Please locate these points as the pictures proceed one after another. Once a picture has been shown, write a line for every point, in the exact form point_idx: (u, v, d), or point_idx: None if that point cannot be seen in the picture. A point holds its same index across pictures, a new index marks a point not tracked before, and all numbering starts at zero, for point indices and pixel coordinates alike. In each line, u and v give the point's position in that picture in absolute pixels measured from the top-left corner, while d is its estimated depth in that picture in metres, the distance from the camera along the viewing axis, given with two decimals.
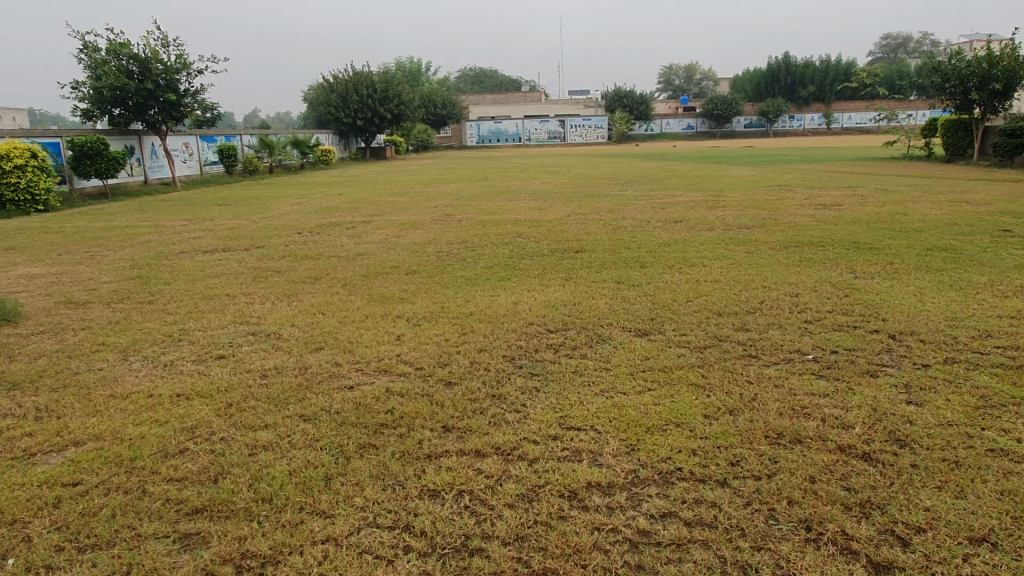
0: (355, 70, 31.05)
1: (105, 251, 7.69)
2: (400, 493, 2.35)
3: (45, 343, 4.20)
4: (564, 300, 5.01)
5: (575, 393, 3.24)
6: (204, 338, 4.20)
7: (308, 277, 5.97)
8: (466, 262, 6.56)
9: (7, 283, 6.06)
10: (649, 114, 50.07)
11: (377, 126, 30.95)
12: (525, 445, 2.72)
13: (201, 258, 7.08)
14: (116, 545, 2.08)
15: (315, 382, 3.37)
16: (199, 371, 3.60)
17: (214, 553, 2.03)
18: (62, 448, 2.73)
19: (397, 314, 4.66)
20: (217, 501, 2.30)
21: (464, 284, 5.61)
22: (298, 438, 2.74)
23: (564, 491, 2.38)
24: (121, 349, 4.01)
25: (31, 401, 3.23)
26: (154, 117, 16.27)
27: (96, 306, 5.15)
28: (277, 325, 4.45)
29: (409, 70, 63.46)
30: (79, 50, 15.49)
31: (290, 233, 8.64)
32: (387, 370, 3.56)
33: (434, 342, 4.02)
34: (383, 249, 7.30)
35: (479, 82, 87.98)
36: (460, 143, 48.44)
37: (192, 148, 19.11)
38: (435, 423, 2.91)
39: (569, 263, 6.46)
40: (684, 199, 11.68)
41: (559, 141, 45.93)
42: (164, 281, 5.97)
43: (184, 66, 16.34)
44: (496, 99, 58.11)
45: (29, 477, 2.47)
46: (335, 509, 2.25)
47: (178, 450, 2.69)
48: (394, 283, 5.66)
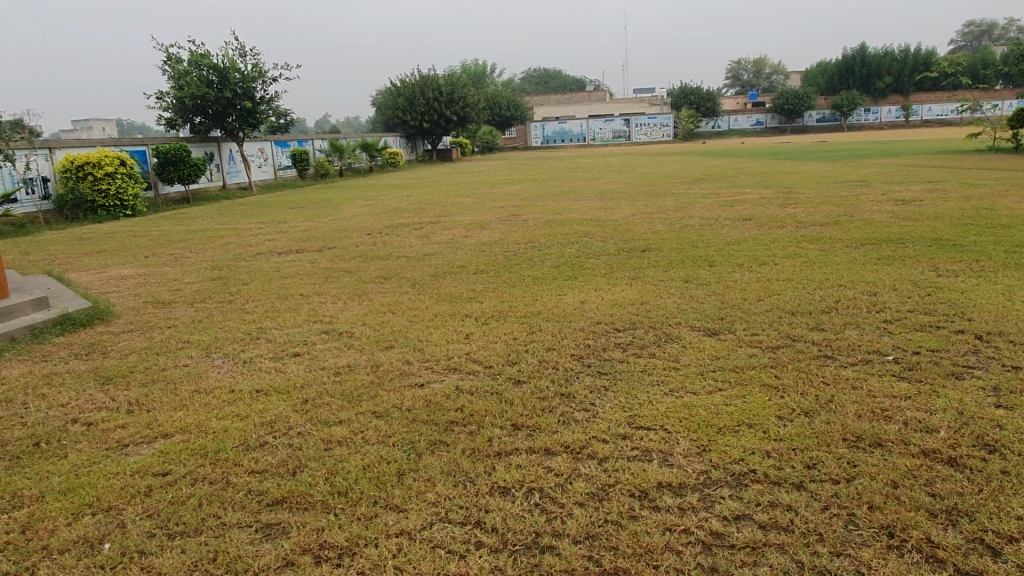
0: (421, 73, 31.53)
1: (188, 253, 8.03)
2: (472, 490, 2.39)
3: (135, 340, 4.42)
4: (631, 299, 4.97)
5: (644, 392, 3.21)
6: (281, 337, 4.34)
7: (378, 277, 6.10)
8: (533, 261, 6.58)
9: (99, 283, 6.40)
10: (717, 110, 49.05)
11: (443, 128, 31.36)
12: (594, 444, 2.71)
13: (276, 260, 7.31)
14: (203, 533, 2.17)
15: (386, 380, 3.44)
16: (276, 368, 3.73)
17: (293, 543, 2.10)
18: (152, 439, 2.88)
19: (465, 313, 4.71)
20: (296, 493, 2.39)
21: (531, 284, 5.63)
22: (371, 434, 2.81)
23: (635, 490, 2.36)
24: (204, 346, 4.19)
25: (124, 395, 3.41)
26: (232, 124, 16.89)
27: (180, 305, 5.39)
28: (349, 324, 4.56)
29: (472, 73, 64.41)
30: (163, 62, 16.26)
31: (360, 234, 8.84)
32: (456, 368, 3.61)
33: (502, 341, 4.05)
34: (451, 249, 7.38)
35: (543, 82, 87.92)
36: (524, 144, 48.55)
37: (266, 153, 19.79)
38: (505, 421, 2.93)
39: (637, 262, 6.40)
40: (753, 196, 11.42)
41: (624, 140, 45.48)
42: (242, 282, 6.20)
43: (259, 74, 16.89)
44: (561, 98, 58.00)
45: (122, 467, 2.62)
46: (408, 504, 2.30)
47: (258, 443, 2.79)
48: (462, 283, 5.72)
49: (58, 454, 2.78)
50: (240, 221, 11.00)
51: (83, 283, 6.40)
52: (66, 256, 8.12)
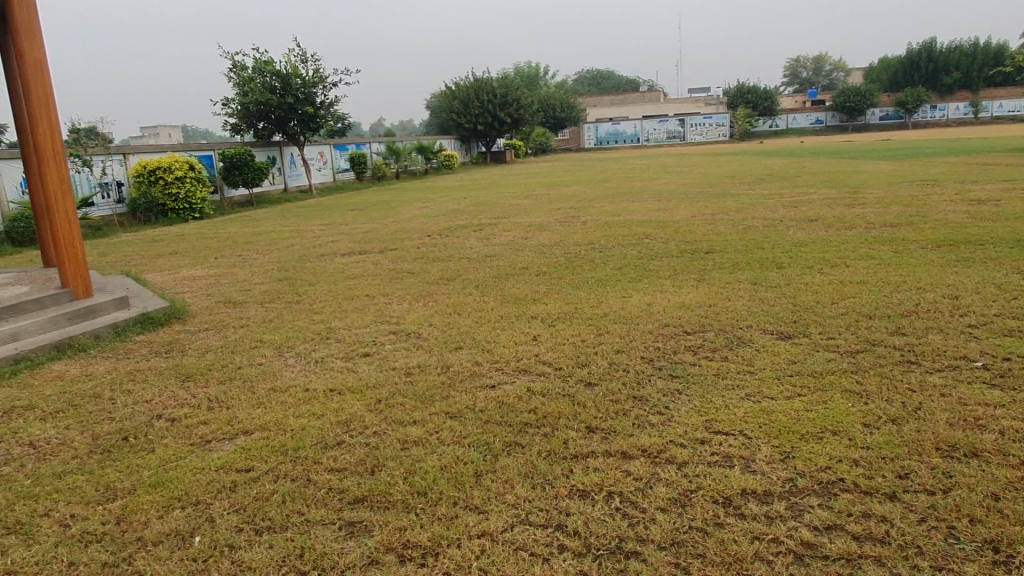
0: (476, 76, 31.72)
1: (254, 254, 8.24)
2: (551, 493, 2.36)
3: (211, 339, 4.55)
4: (699, 301, 4.90)
5: (720, 396, 3.14)
6: (350, 337, 4.40)
7: (442, 278, 6.14)
8: (595, 263, 6.54)
9: (173, 283, 6.62)
10: (775, 109, 47.96)
11: (497, 129, 31.52)
12: (672, 448, 2.66)
13: (340, 261, 7.44)
14: (289, 529, 2.21)
15: (457, 380, 3.45)
16: (348, 368, 3.78)
17: (377, 542, 2.12)
18: (233, 436, 2.95)
19: (531, 315, 4.71)
20: (376, 492, 2.41)
21: (595, 285, 5.59)
22: (446, 435, 2.81)
23: (718, 497, 2.31)
24: (277, 345, 4.28)
25: (204, 392, 3.50)
26: (293, 128, 17.28)
27: (251, 305, 5.53)
28: (416, 324, 4.60)
29: (526, 74, 64.71)
30: (228, 69, 16.76)
31: (421, 236, 8.94)
32: (526, 369, 3.60)
33: (571, 343, 4.02)
34: (512, 250, 7.40)
35: (596, 82, 87.48)
36: (577, 145, 48.38)
37: (326, 156, 20.21)
38: (579, 423, 2.91)
39: (701, 263, 6.29)
40: (817, 195, 11.15)
41: (679, 140, 44.91)
42: (309, 282, 6.32)
43: (320, 79, 17.23)
44: (614, 98, 57.60)
45: (207, 462, 2.68)
46: (488, 505, 2.30)
47: (336, 442, 2.83)
48: (525, 284, 5.71)
49: (146, 448, 2.87)
50: (303, 223, 11.26)
51: (158, 283, 6.63)
52: (141, 257, 8.42)
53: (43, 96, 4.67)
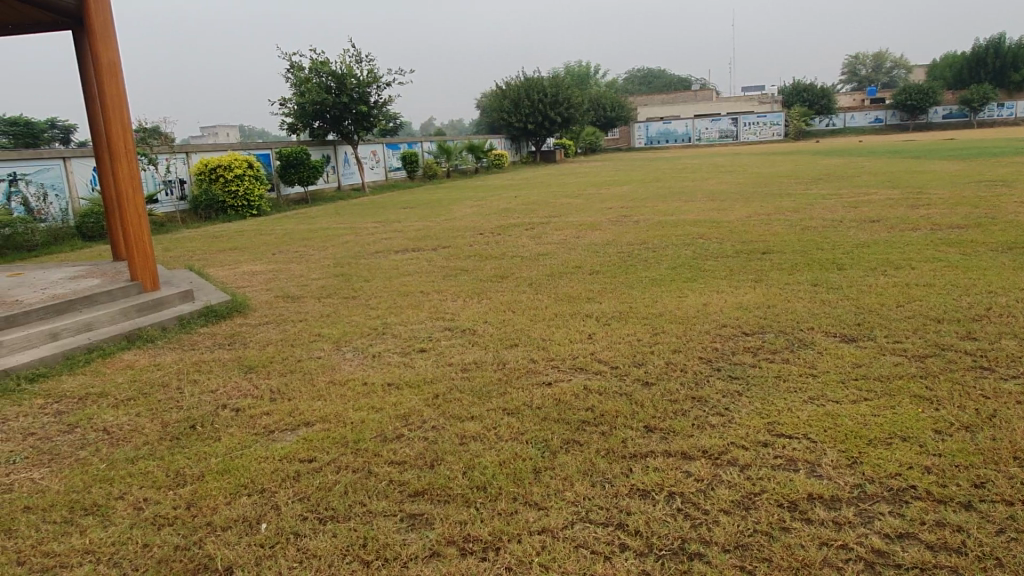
0: (527, 76, 31.74)
1: (311, 251, 8.40)
2: (610, 491, 2.35)
3: (271, 332, 4.65)
4: (757, 302, 4.80)
5: (782, 399, 3.07)
6: (406, 332, 4.45)
7: (495, 276, 6.16)
8: (649, 262, 6.48)
9: (234, 278, 6.80)
10: (833, 107, 46.72)
11: (547, 129, 31.44)
12: (734, 450, 2.61)
13: (394, 257, 7.52)
14: (352, 519, 2.24)
15: (514, 377, 3.46)
16: (405, 363, 3.82)
17: (439, 535, 2.13)
18: (295, 427, 3.01)
19: (585, 313, 4.68)
20: (436, 485, 2.42)
21: (649, 285, 5.53)
22: (503, 431, 2.82)
23: (784, 500, 2.25)
24: (335, 340, 4.36)
25: (266, 383, 3.59)
26: (348, 128, 17.57)
27: (308, 300, 5.64)
28: (471, 321, 4.63)
29: (576, 74, 64.56)
30: (286, 70, 17.14)
31: (473, 234, 8.98)
32: (582, 367, 3.59)
33: (627, 342, 4.00)
34: (564, 249, 7.38)
35: (647, 81, 86.65)
36: (627, 144, 47.99)
37: (379, 155, 20.48)
38: (637, 423, 2.88)
39: (759, 264, 6.16)
40: (879, 196, 10.82)
41: (732, 140, 44.11)
42: (364, 278, 6.41)
43: (374, 79, 17.48)
44: (665, 98, 56.95)
45: (271, 452, 2.75)
46: (548, 502, 2.29)
47: (395, 435, 2.86)
48: (579, 283, 5.69)
49: (213, 436, 2.95)
50: (356, 221, 11.44)
51: (220, 277, 6.82)
52: (203, 252, 8.67)
53: (114, 95, 4.84)
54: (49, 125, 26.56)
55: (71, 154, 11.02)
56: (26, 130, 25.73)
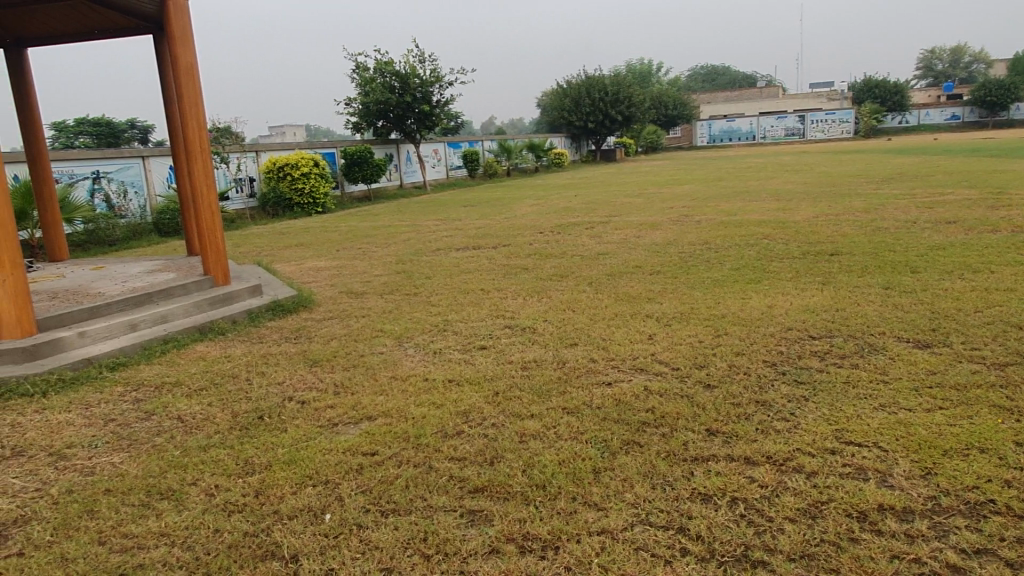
0: (588, 75, 31.60)
1: (374, 248, 8.56)
2: (671, 494, 2.32)
3: (335, 327, 4.77)
4: (825, 305, 4.67)
5: (851, 405, 2.98)
6: (466, 330, 4.49)
7: (554, 274, 6.16)
8: (711, 263, 6.37)
9: (300, 274, 6.98)
10: (906, 104, 44.97)
11: (608, 128, 31.21)
12: (799, 456, 2.55)
13: (454, 255, 7.60)
14: (412, 513, 2.28)
15: (573, 376, 3.45)
16: (465, 360, 3.85)
17: (499, 531, 2.15)
18: (358, 420, 3.08)
19: (646, 313, 4.64)
20: (495, 482, 2.44)
21: (711, 286, 5.43)
22: (563, 430, 2.82)
23: (852, 511, 2.19)
24: (397, 336, 4.43)
25: (330, 377, 3.68)
26: (410, 127, 17.83)
27: (371, 296, 5.75)
28: (530, 320, 4.64)
29: (638, 73, 64.00)
30: (352, 70, 17.51)
31: (533, 232, 8.99)
32: (642, 368, 3.55)
33: (688, 343, 3.94)
34: (625, 249, 7.31)
35: (711, 78, 85.15)
36: (689, 142, 47.25)
37: (440, 153, 20.71)
38: (698, 425, 2.84)
39: (827, 266, 5.98)
40: (955, 196, 10.38)
41: (799, 138, 42.91)
42: (426, 276, 6.50)
43: (437, 79, 17.68)
44: (729, 95, 55.82)
45: (335, 444, 2.81)
46: (607, 502, 2.28)
47: (456, 431, 2.89)
48: (639, 283, 5.63)
49: (280, 427, 3.04)
50: (418, 218, 11.59)
51: (286, 273, 7.02)
52: (270, 248, 8.94)
53: (192, 96, 5.03)
54: (129, 125, 27.73)
55: (149, 153, 11.51)
56: (108, 131, 27.01)
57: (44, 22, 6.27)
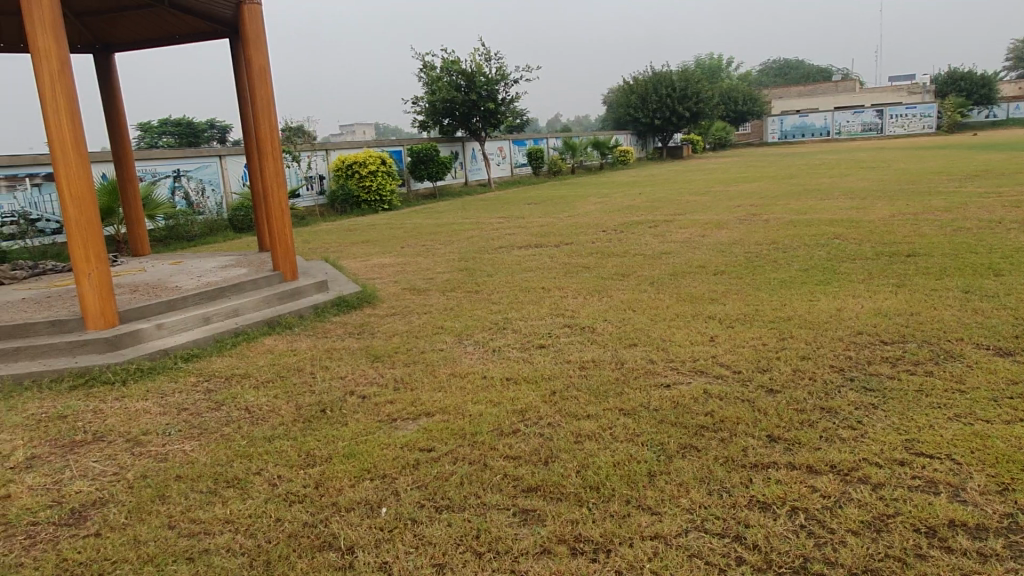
0: (655, 71, 31.13)
1: (438, 245, 8.67)
2: (728, 501, 2.27)
3: (398, 323, 4.85)
4: (899, 308, 4.48)
5: (923, 415, 2.85)
6: (526, 328, 4.50)
7: (616, 274, 6.11)
8: (779, 263, 6.19)
9: (366, 270, 7.13)
10: (994, 97, 42.65)
11: (675, 125, 30.66)
12: (865, 467, 2.46)
13: (516, 253, 7.62)
14: (466, 510, 2.30)
15: (632, 377, 3.42)
16: (524, 359, 3.86)
17: (550, 532, 2.15)
18: (416, 417, 3.12)
19: (709, 314, 4.56)
20: (549, 482, 2.44)
21: (778, 287, 5.28)
22: (619, 432, 2.80)
23: (920, 525, 2.10)
24: (457, 333, 4.48)
25: (391, 372, 3.75)
26: (476, 125, 17.97)
27: (433, 293, 5.82)
28: (590, 319, 4.62)
29: (707, 68, 62.81)
30: (420, 70, 17.78)
31: (596, 231, 8.93)
32: (702, 371, 3.49)
33: (751, 346, 3.85)
34: (689, 248, 7.18)
35: (784, 73, 82.78)
36: (760, 139, 46.06)
37: (505, 151, 20.81)
38: (759, 431, 2.77)
39: (902, 268, 5.74)
40: None
41: (877, 133, 41.23)
42: (488, 273, 6.54)
43: (502, 77, 17.77)
44: (803, 90, 54.05)
45: (393, 439, 2.86)
46: (662, 507, 2.25)
47: (512, 430, 2.90)
48: (702, 284, 5.53)
49: (341, 421, 3.11)
50: (481, 216, 11.66)
51: (353, 269, 7.18)
52: (338, 245, 9.15)
53: (265, 96, 5.18)
54: (208, 125, 28.69)
55: (226, 152, 11.95)
56: (188, 130, 28.09)
57: (129, 25, 6.58)
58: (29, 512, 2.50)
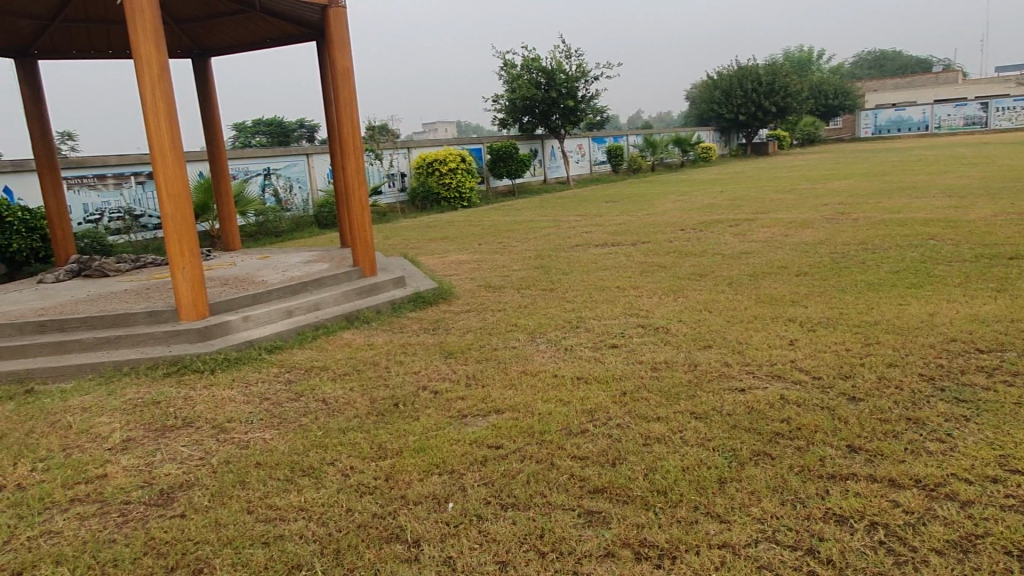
0: (741, 65, 30.25)
1: (514, 242, 8.71)
2: (802, 512, 2.19)
3: (471, 320, 4.91)
4: (998, 314, 4.21)
5: (1021, 430, 2.67)
6: (599, 327, 4.47)
7: (694, 273, 5.98)
8: (868, 265, 5.92)
9: (443, 266, 7.23)
10: None
11: (761, 120, 29.71)
12: (953, 483, 2.32)
13: (592, 251, 7.57)
14: (531, 509, 2.31)
15: (705, 380, 3.35)
16: (596, 358, 3.84)
17: (615, 535, 2.13)
18: (486, 413, 3.15)
19: (790, 317, 4.41)
20: (615, 484, 2.41)
21: (866, 290, 5.05)
22: (690, 436, 2.74)
23: (1013, 549, 1.96)
24: (530, 331, 4.49)
25: (463, 369, 3.79)
26: (556, 122, 17.93)
27: (508, 291, 5.85)
28: (665, 319, 4.54)
29: (797, 62, 60.68)
30: (501, 68, 17.89)
31: (674, 230, 8.76)
32: (780, 376, 3.38)
33: (833, 351, 3.70)
34: (771, 248, 6.96)
35: (879, 65, 78.98)
36: (852, 134, 44.14)
37: (585, 149, 20.70)
38: (839, 441, 2.65)
39: (1004, 271, 5.38)
40: None
41: (981, 127, 38.74)
42: (562, 272, 6.52)
43: (583, 74, 17.65)
44: (900, 82, 51.38)
45: (462, 435, 2.90)
46: (731, 515, 2.19)
47: (580, 430, 2.89)
48: (784, 285, 5.35)
49: (413, 415, 3.17)
50: (559, 214, 11.62)
51: (430, 265, 7.31)
52: (417, 241, 9.32)
53: (349, 96, 5.33)
54: (297, 125, 29.71)
55: (313, 151, 12.35)
56: (280, 130, 29.26)
57: (223, 30, 6.89)
58: (121, 491, 2.66)
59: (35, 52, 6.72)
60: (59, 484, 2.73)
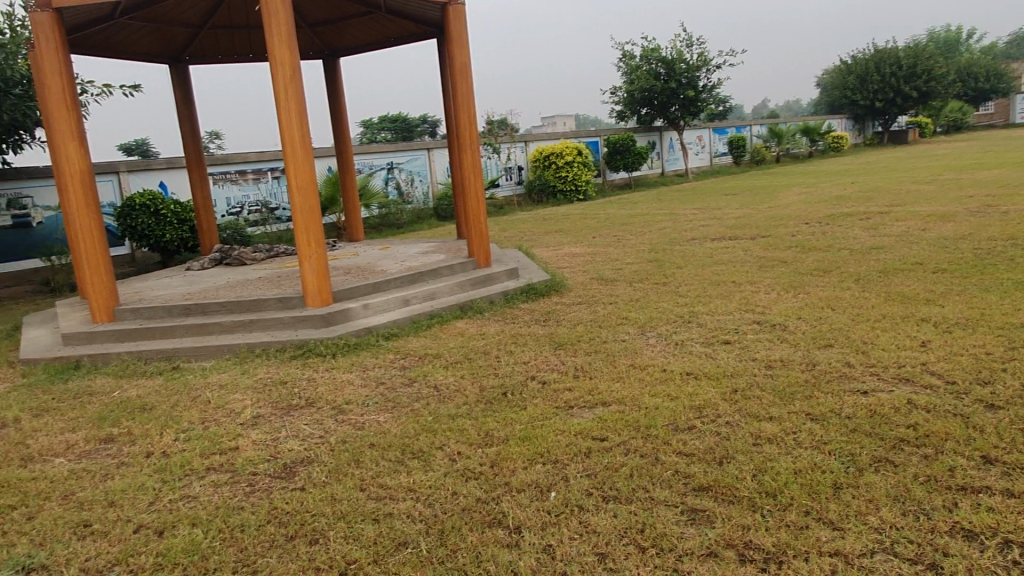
0: (878, 47, 28.35)
1: (629, 235, 8.61)
2: (926, 524, 2.05)
3: (582, 312, 4.91)
4: None
5: None
6: (712, 323, 4.34)
7: (817, 269, 5.69)
8: (1017, 262, 5.42)
9: (555, 258, 7.26)
10: None
11: (899, 107, 27.72)
12: None
13: (709, 245, 7.37)
14: (633, 503, 2.29)
15: (824, 380, 3.19)
16: (707, 354, 3.74)
17: (719, 534, 2.08)
18: (593, 405, 3.15)
19: (923, 317, 4.11)
20: (722, 483, 2.35)
21: (1013, 289, 4.63)
22: (804, 437, 2.63)
23: None
24: (640, 324, 4.44)
25: (571, 360, 3.81)
26: (675, 113, 17.47)
27: (620, 284, 5.80)
28: (783, 316, 4.35)
29: (942, 42, 56.18)
30: (619, 59, 17.71)
31: (797, 223, 8.37)
32: (908, 379, 3.16)
33: (971, 354, 3.42)
34: (905, 243, 6.50)
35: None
36: (1005, 120, 40.40)
37: (705, 140, 20.14)
38: (972, 451, 2.46)
39: None
40: None
41: None
42: (677, 265, 6.38)
43: (705, 63, 17.14)
44: None
45: (567, 426, 2.91)
46: (845, 522, 2.09)
47: (687, 426, 2.83)
48: (919, 282, 4.99)
49: (520, 405, 3.22)
50: (676, 207, 11.36)
51: (543, 257, 7.35)
52: (531, 234, 9.40)
53: (466, 92, 5.44)
54: (421, 121, 30.68)
55: (433, 145, 12.69)
56: (404, 125, 30.33)
57: (351, 31, 7.24)
58: (251, 463, 2.87)
59: (187, 57, 7.34)
60: (198, 453, 2.98)
